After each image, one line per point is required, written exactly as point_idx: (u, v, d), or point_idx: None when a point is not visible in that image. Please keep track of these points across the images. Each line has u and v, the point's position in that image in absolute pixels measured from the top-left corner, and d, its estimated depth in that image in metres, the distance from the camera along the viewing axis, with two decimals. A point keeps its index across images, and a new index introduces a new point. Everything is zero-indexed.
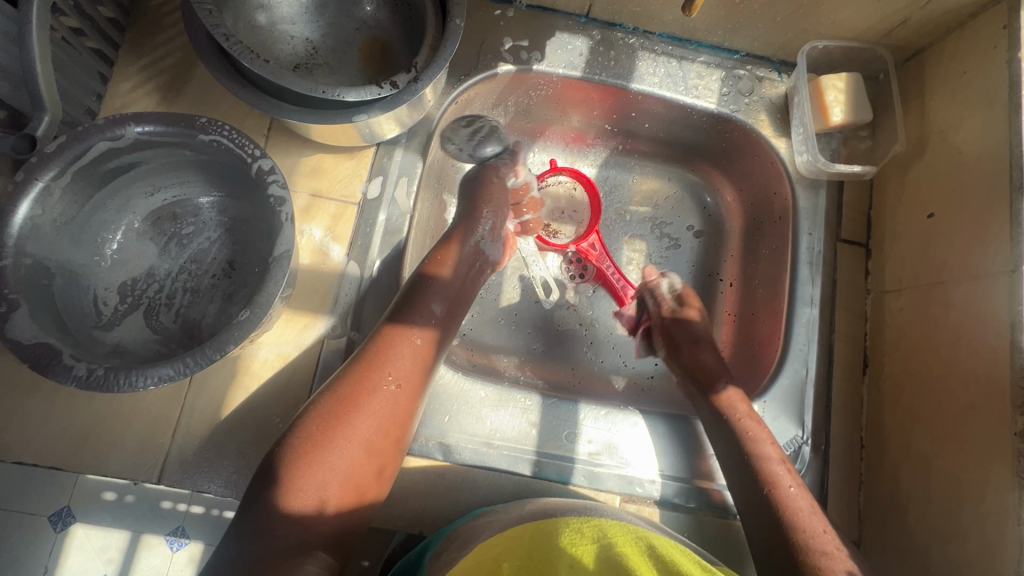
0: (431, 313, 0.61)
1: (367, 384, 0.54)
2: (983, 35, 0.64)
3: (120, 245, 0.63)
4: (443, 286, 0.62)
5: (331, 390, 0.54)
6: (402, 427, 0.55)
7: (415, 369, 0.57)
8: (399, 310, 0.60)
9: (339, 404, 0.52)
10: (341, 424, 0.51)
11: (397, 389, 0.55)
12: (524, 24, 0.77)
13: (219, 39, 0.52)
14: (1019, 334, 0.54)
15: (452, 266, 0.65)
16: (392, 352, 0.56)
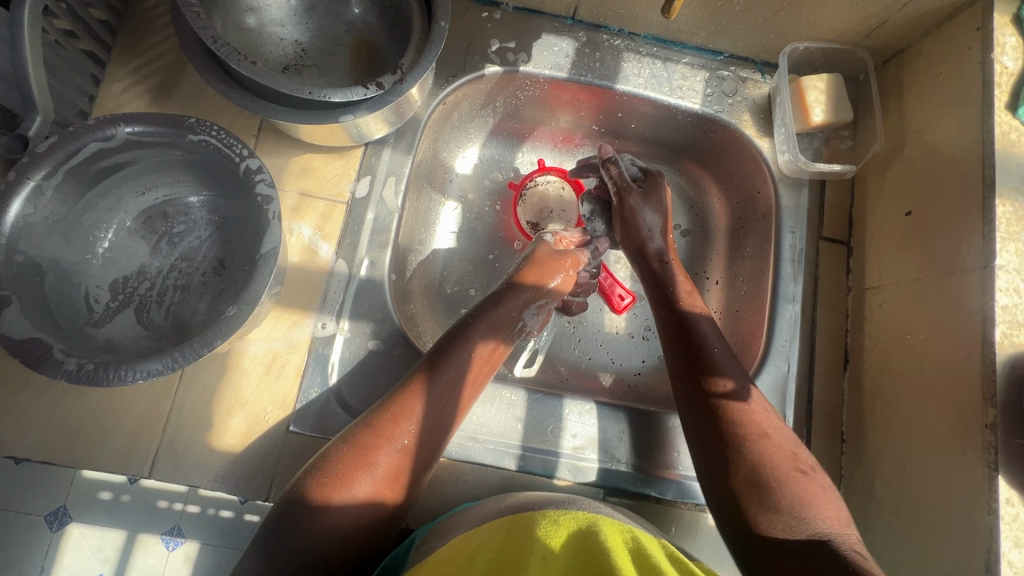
0: (486, 343, 0.61)
1: (415, 403, 0.55)
2: (959, 36, 0.65)
3: (112, 243, 0.64)
4: (506, 308, 0.64)
5: (380, 406, 0.55)
6: (436, 442, 0.55)
7: (459, 389, 0.58)
8: (456, 333, 0.60)
9: (382, 419, 0.54)
10: (385, 438, 0.52)
11: (439, 408, 0.56)
12: (511, 26, 0.78)
13: (207, 40, 0.53)
14: (989, 328, 0.55)
15: (519, 294, 0.65)
16: (441, 371, 0.57)
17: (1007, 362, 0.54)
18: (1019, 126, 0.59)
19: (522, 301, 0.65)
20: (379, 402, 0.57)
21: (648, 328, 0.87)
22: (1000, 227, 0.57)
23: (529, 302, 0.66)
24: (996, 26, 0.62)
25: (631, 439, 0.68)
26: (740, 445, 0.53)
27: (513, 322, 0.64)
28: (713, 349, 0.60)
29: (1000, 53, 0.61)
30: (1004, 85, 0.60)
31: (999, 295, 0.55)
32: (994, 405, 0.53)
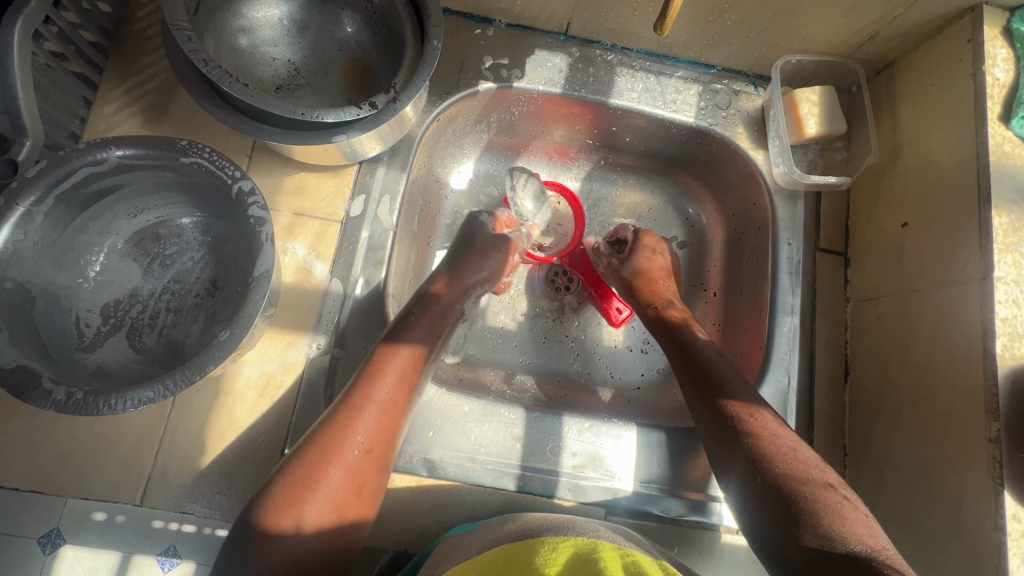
0: (416, 349, 0.59)
1: (358, 412, 0.53)
2: (949, 49, 0.66)
3: (103, 267, 0.63)
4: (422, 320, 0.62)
5: (323, 421, 0.53)
6: (387, 450, 0.54)
7: (403, 396, 0.56)
8: (389, 339, 0.59)
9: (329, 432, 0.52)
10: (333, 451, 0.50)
11: (383, 415, 0.54)
12: (504, 43, 0.78)
13: (198, 63, 0.52)
14: (990, 341, 0.54)
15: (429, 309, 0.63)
16: (381, 378, 0.56)
17: (1009, 374, 0.53)
18: (1012, 137, 0.59)
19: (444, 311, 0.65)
20: (321, 421, 0.54)
21: (647, 340, 0.87)
22: (996, 238, 0.57)
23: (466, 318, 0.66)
24: (986, 38, 0.62)
25: (633, 456, 0.68)
26: (769, 475, 0.52)
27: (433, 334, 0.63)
28: (728, 375, 0.62)
29: (991, 65, 0.61)
30: (996, 98, 0.61)
31: (999, 307, 0.55)
32: (998, 419, 0.53)
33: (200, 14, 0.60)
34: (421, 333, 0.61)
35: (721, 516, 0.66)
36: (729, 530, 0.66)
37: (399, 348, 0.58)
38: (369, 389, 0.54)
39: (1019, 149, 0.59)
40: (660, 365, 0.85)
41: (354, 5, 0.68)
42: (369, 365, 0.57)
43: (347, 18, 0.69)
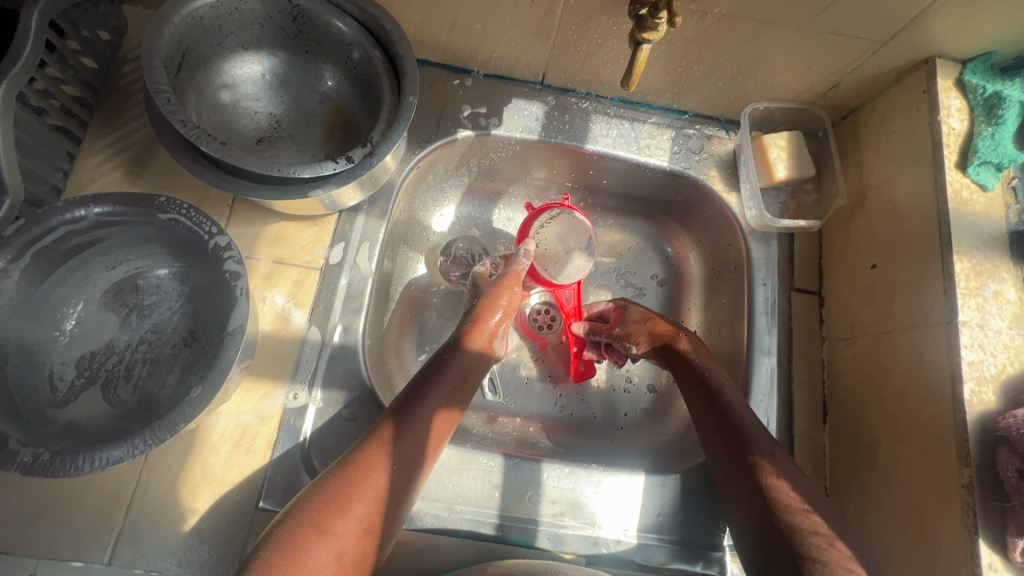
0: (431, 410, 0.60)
1: (361, 476, 0.53)
2: (907, 98, 0.68)
3: (80, 318, 0.63)
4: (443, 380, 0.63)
5: (322, 476, 0.53)
6: (384, 517, 0.54)
7: (412, 462, 0.57)
8: (410, 405, 0.60)
9: (327, 489, 0.52)
10: (329, 511, 0.50)
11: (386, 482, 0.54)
12: (482, 93, 0.81)
13: (177, 125, 0.54)
14: (958, 385, 0.55)
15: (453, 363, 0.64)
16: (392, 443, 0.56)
17: (978, 419, 0.54)
18: (969, 184, 0.62)
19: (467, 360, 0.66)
20: (324, 476, 0.54)
21: (630, 379, 0.86)
22: (959, 283, 0.58)
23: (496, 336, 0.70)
24: (940, 89, 0.65)
25: (616, 503, 0.67)
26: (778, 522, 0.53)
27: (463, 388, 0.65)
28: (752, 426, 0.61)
29: (946, 115, 0.64)
30: (952, 146, 0.63)
31: (965, 351, 0.56)
32: (969, 464, 0.53)
33: (182, 73, 0.62)
34: (443, 401, 0.61)
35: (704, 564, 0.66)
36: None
37: (417, 418, 0.59)
38: (380, 456, 0.55)
39: (976, 196, 0.61)
40: (642, 403, 0.84)
41: (334, 60, 0.70)
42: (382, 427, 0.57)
43: (328, 71, 0.71)
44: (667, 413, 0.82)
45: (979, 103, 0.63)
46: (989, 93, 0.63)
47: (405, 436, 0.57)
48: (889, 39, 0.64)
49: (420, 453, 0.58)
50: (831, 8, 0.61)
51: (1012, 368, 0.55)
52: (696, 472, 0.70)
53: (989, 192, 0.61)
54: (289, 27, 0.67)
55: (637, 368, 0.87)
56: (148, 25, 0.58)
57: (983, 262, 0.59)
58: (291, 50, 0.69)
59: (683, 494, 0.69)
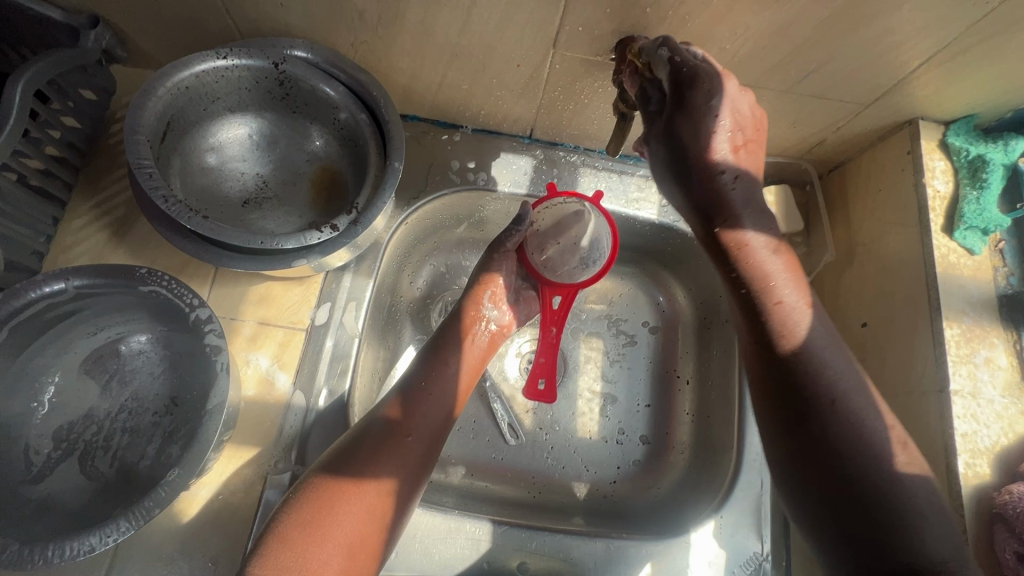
0: (424, 426, 0.58)
1: (331, 518, 0.49)
2: (892, 157, 0.69)
3: (59, 388, 0.62)
4: (441, 392, 0.61)
5: (283, 523, 0.49)
6: (376, 540, 0.51)
7: (405, 479, 0.54)
8: (377, 435, 0.55)
9: (297, 533, 0.48)
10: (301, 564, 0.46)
11: (362, 519, 0.50)
12: (470, 148, 0.81)
13: (158, 201, 0.55)
14: (953, 458, 0.54)
15: (444, 372, 0.62)
16: (379, 460, 0.54)
17: (975, 494, 0.53)
18: (956, 247, 0.62)
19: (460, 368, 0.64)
20: (302, 491, 0.51)
21: (622, 432, 0.82)
22: (950, 350, 0.57)
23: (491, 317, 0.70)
24: (924, 151, 0.65)
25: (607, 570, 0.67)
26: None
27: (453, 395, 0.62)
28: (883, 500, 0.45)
29: (931, 177, 0.64)
30: (938, 210, 0.63)
31: (958, 422, 0.55)
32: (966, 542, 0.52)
33: (166, 140, 0.62)
34: (416, 425, 0.57)
35: None
36: None
37: (388, 447, 0.55)
38: (353, 493, 0.51)
39: (964, 259, 0.61)
40: (636, 457, 0.81)
41: (322, 121, 0.70)
42: (345, 460, 0.53)
43: (315, 131, 0.71)
44: (660, 469, 0.80)
45: (963, 166, 0.64)
46: (972, 155, 0.63)
47: (376, 466, 0.53)
48: (873, 102, 0.65)
49: (399, 482, 0.54)
50: (814, 74, 0.61)
51: (1005, 440, 0.55)
52: (690, 536, 0.69)
53: (977, 255, 0.61)
54: (276, 90, 0.67)
55: (629, 420, 0.83)
56: (133, 99, 0.58)
57: (974, 328, 0.59)
58: (278, 111, 0.69)
59: (676, 560, 0.67)
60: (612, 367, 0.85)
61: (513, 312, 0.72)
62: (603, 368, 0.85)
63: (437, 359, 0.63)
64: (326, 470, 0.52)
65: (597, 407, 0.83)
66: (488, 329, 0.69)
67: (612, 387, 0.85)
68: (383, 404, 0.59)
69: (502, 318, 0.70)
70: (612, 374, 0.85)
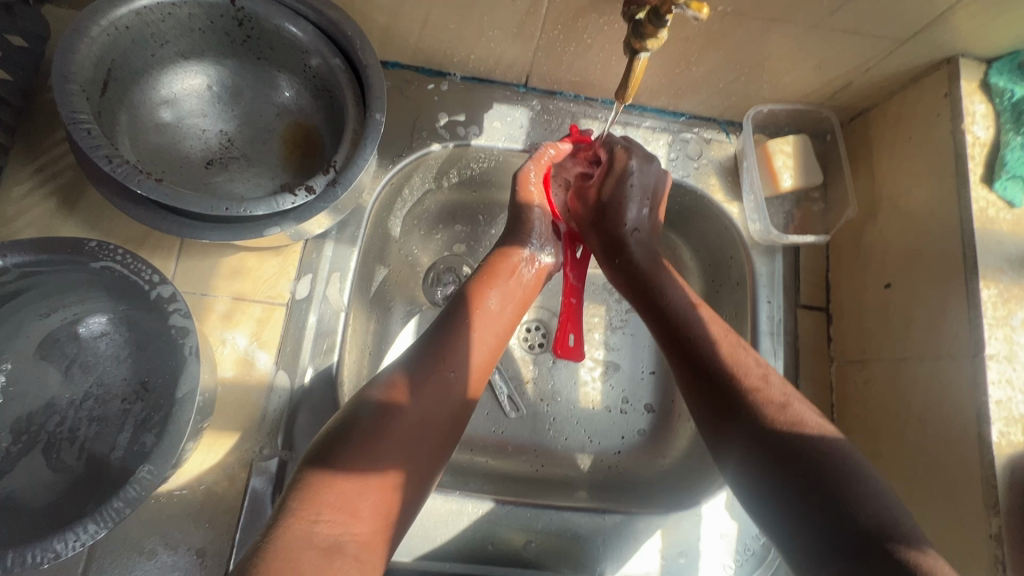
0: (466, 356, 0.56)
1: (376, 448, 0.48)
2: (927, 101, 0.62)
3: (12, 376, 0.56)
4: (480, 322, 0.59)
5: (322, 456, 0.47)
6: (417, 470, 0.49)
7: (452, 411, 0.53)
8: (419, 368, 0.53)
9: (344, 461, 0.46)
10: (341, 499, 0.44)
11: (391, 469, 0.48)
12: (460, 98, 0.73)
13: (99, 162, 0.47)
14: (986, 426, 0.51)
15: (479, 304, 0.59)
16: (423, 391, 0.52)
17: (1007, 464, 0.50)
18: (996, 200, 0.56)
19: (498, 294, 0.61)
20: (348, 413, 0.50)
21: (626, 401, 0.79)
22: (985, 312, 0.53)
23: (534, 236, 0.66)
24: (964, 93, 0.59)
25: (617, 544, 0.64)
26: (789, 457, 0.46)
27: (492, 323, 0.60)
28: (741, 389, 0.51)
29: (970, 122, 0.58)
30: (977, 158, 0.58)
31: (992, 388, 0.52)
32: (998, 514, 0.49)
33: (108, 92, 0.54)
34: (460, 356, 0.55)
35: None
36: None
37: (424, 387, 0.52)
38: (393, 427, 0.49)
39: (1003, 213, 0.56)
40: (641, 426, 0.78)
41: (291, 69, 0.62)
42: (385, 396, 0.51)
43: (284, 81, 0.63)
44: (666, 438, 0.77)
45: (1006, 109, 0.58)
46: (1016, 97, 0.58)
47: (421, 389, 0.52)
48: (909, 37, 0.58)
49: (429, 423, 0.51)
50: (848, 5, 0.54)
51: None
52: (700, 508, 0.66)
53: (1017, 208, 0.56)
54: (235, 32, 0.58)
55: (633, 389, 0.80)
56: (62, 42, 0.50)
57: (1011, 288, 0.54)
58: (240, 58, 0.61)
59: (686, 534, 0.64)
60: (613, 334, 0.81)
61: (555, 250, 0.68)
62: (605, 335, 0.81)
63: (481, 291, 0.61)
64: (360, 412, 0.50)
65: (599, 375, 0.80)
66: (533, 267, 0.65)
67: (615, 354, 0.81)
68: (421, 340, 0.56)
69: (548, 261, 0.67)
70: (614, 341, 0.81)
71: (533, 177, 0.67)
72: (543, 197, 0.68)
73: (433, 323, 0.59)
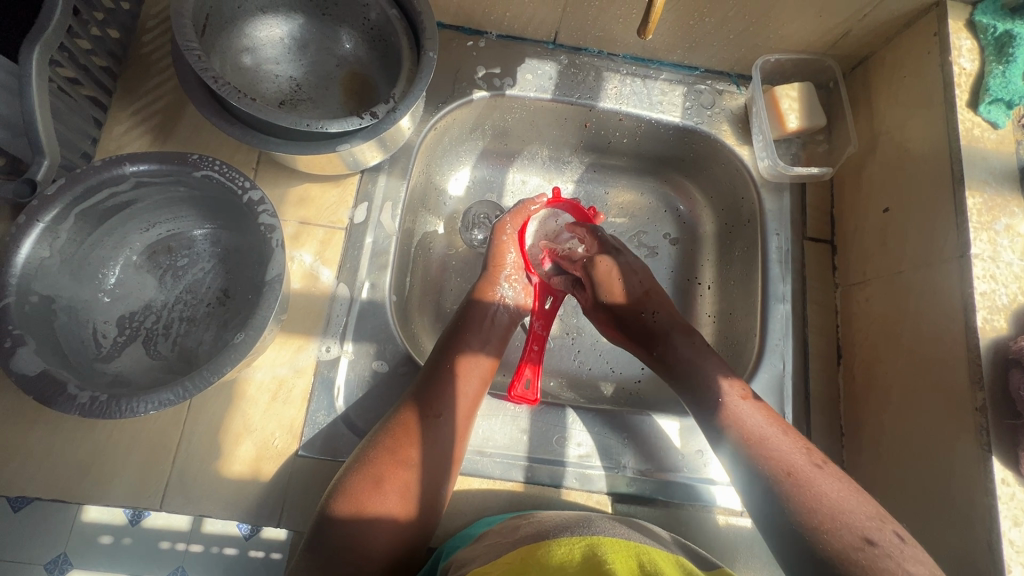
0: (459, 397, 0.62)
1: (382, 457, 0.56)
2: (919, 42, 0.69)
3: (119, 279, 0.65)
4: (467, 360, 0.65)
5: (345, 484, 0.54)
6: (429, 501, 0.56)
7: (449, 446, 0.59)
8: (408, 417, 0.58)
9: (355, 505, 0.52)
10: (360, 534, 0.51)
11: (402, 504, 0.54)
12: (495, 53, 0.82)
13: (208, 80, 0.56)
14: (971, 314, 0.57)
15: (461, 348, 0.65)
16: (416, 438, 0.57)
17: (991, 345, 0.56)
18: (980, 122, 0.63)
19: (477, 337, 0.67)
20: (357, 458, 0.56)
21: None
22: (971, 217, 0.60)
23: (501, 284, 0.72)
24: (951, 31, 0.66)
25: (636, 446, 0.70)
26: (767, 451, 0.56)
27: (476, 354, 0.66)
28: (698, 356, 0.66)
29: (957, 56, 0.65)
30: (964, 86, 0.64)
31: (978, 282, 0.58)
32: (982, 388, 0.55)
33: (205, 35, 0.64)
34: (445, 401, 0.61)
35: (721, 498, 0.68)
36: (730, 512, 0.68)
37: (419, 431, 0.58)
38: (403, 444, 0.57)
39: (988, 134, 0.63)
40: None
41: (352, 22, 0.71)
42: (383, 446, 0.56)
43: (345, 34, 0.72)
44: None
45: (990, 43, 0.64)
46: (1000, 32, 0.64)
47: (416, 435, 0.58)
48: None
49: (430, 457, 0.57)
50: None
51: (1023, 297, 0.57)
52: None
53: (1000, 129, 0.63)
54: None
55: None
56: None
57: (995, 197, 0.60)
58: (309, 14, 0.71)
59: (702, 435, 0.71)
60: None
61: (527, 293, 0.74)
62: None
63: (459, 338, 0.66)
64: (363, 458, 0.56)
65: None
66: (506, 309, 0.72)
67: None
68: (411, 388, 0.62)
69: (514, 297, 0.73)
70: None
71: (508, 229, 0.75)
72: (517, 246, 0.75)
73: (428, 363, 0.65)
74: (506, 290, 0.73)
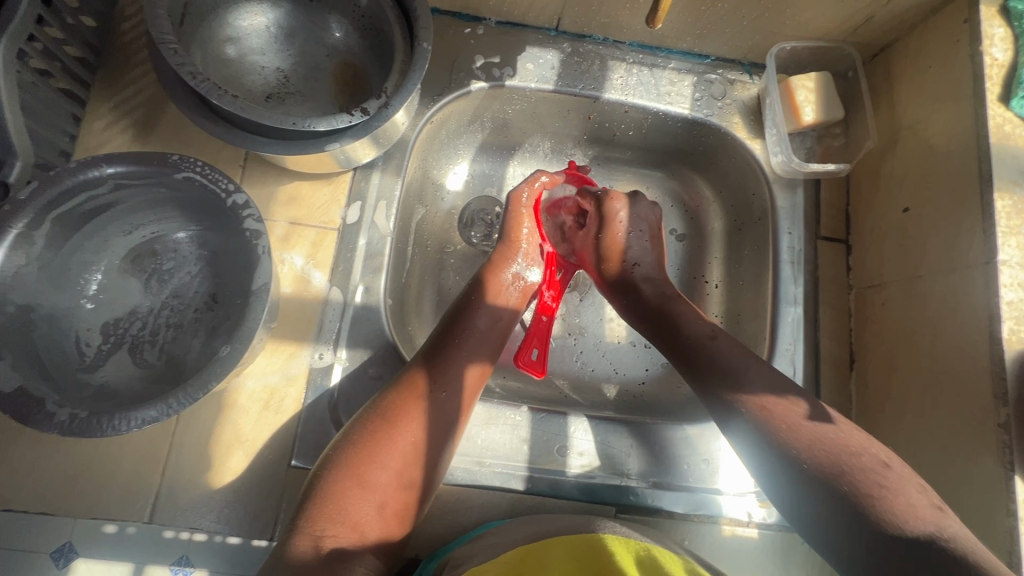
0: (466, 375, 0.61)
1: (370, 470, 0.52)
2: (948, 29, 0.65)
3: (102, 284, 0.63)
4: (476, 339, 0.63)
5: (332, 467, 0.53)
6: (419, 482, 0.55)
7: (448, 428, 0.58)
8: (412, 393, 0.57)
9: (343, 485, 0.51)
10: (348, 515, 0.50)
11: (393, 481, 0.53)
12: (494, 41, 0.77)
13: (186, 77, 0.53)
14: (996, 324, 0.54)
15: (470, 323, 0.64)
16: (417, 414, 0.56)
17: (1016, 358, 0.53)
18: (1012, 118, 0.59)
19: (485, 313, 0.65)
20: (351, 434, 0.55)
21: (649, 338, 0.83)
22: (999, 221, 0.56)
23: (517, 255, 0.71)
24: (983, 18, 0.61)
25: (639, 454, 0.68)
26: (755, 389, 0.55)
27: (485, 333, 0.64)
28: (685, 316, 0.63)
29: (989, 45, 0.61)
30: (995, 78, 0.60)
31: (1004, 291, 0.55)
32: (1007, 403, 0.52)
33: (184, 26, 0.60)
34: (452, 380, 0.59)
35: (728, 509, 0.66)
36: (736, 523, 0.67)
37: (422, 406, 0.57)
38: (404, 420, 0.56)
39: (1019, 130, 0.59)
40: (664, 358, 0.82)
41: (341, 10, 0.67)
42: (382, 416, 0.55)
43: (334, 22, 0.68)
44: None
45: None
46: None
47: (418, 411, 0.56)
48: None
49: (428, 435, 0.56)
50: None
51: None
52: None
53: None
54: None
55: None
56: None
57: None
58: (296, 0, 0.66)
59: (708, 444, 0.69)
60: None
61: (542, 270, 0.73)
62: None
63: (468, 311, 0.65)
64: (358, 433, 0.55)
65: None
66: (518, 285, 0.70)
67: None
68: (420, 358, 0.61)
69: (534, 279, 0.71)
70: None
71: (525, 200, 0.72)
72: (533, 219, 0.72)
73: (437, 335, 0.63)
74: (520, 266, 0.70)
